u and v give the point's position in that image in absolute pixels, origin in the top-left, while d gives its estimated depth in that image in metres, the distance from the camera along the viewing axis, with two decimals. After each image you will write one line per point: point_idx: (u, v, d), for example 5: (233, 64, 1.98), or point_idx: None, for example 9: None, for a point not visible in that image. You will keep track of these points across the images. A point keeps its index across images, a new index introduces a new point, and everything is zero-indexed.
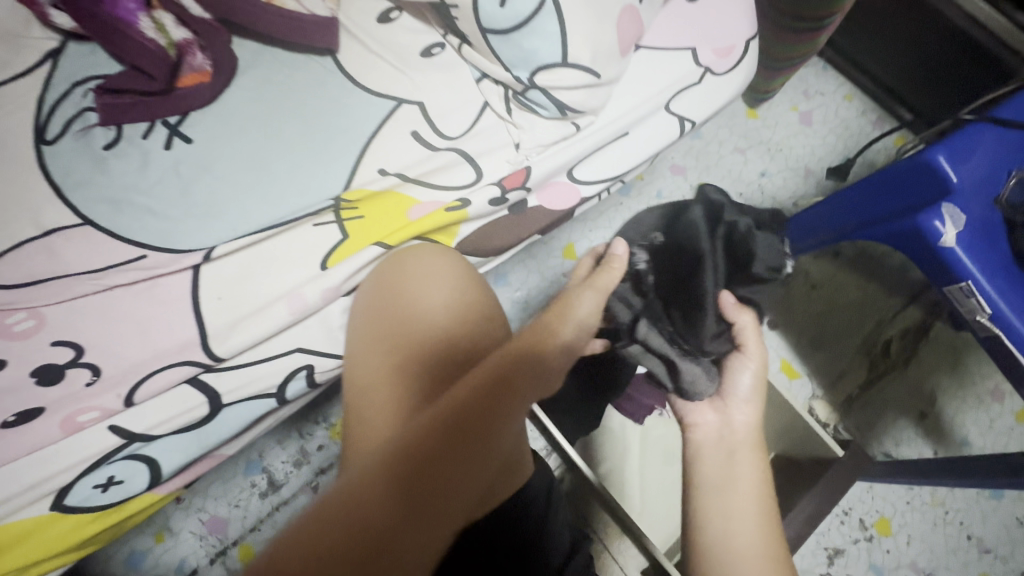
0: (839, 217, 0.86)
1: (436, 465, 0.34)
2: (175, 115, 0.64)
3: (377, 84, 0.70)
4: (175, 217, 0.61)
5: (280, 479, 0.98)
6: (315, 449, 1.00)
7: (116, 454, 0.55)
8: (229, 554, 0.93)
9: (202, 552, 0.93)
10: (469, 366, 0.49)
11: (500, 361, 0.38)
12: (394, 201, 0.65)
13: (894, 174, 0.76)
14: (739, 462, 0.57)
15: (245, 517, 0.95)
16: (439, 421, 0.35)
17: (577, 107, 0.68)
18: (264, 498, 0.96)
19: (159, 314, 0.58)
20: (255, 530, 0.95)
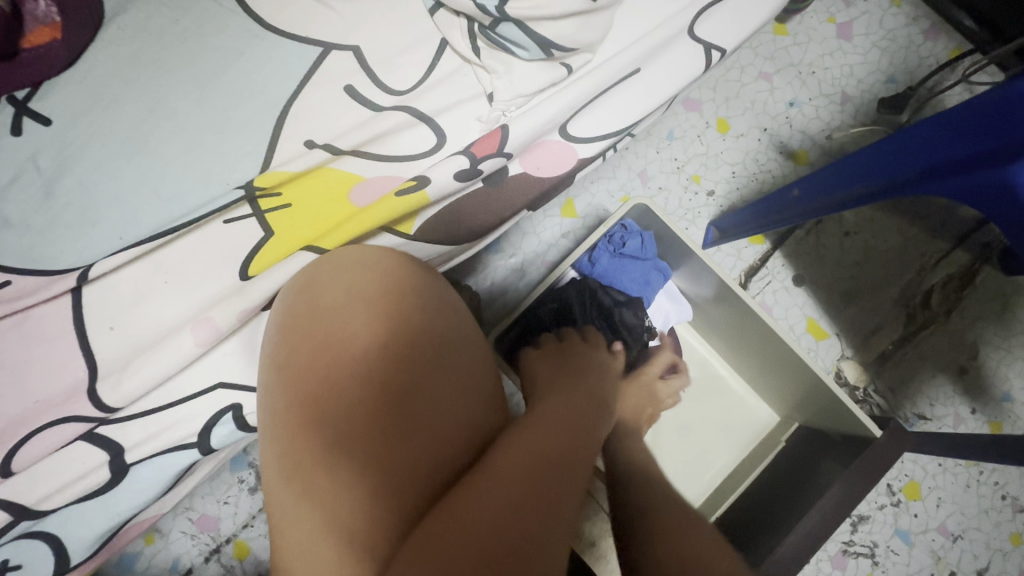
0: (886, 167, 0.59)
1: (546, 494, 0.36)
2: (22, 88, 0.48)
3: (294, 25, 0.52)
4: (38, 228, 0.47)
5: None
6: None
7: (3, 537, 0.45)
8: (224, 551, 0.86)
9: (195, 552, 0.86)
10: (465, 382, 0.44)
11: (560, 427, 0.44)
12: (330, 183, 0.51)
13: (977, 104, 0.50)
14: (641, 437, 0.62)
15: (236, 514, 0.87)
16: (532, 466, 0.38)
17: (564, 42, 0.50)
18: (254, 494, 0.87)
19: (32, 357, 0.45)
20: (249, 526, 0.87)
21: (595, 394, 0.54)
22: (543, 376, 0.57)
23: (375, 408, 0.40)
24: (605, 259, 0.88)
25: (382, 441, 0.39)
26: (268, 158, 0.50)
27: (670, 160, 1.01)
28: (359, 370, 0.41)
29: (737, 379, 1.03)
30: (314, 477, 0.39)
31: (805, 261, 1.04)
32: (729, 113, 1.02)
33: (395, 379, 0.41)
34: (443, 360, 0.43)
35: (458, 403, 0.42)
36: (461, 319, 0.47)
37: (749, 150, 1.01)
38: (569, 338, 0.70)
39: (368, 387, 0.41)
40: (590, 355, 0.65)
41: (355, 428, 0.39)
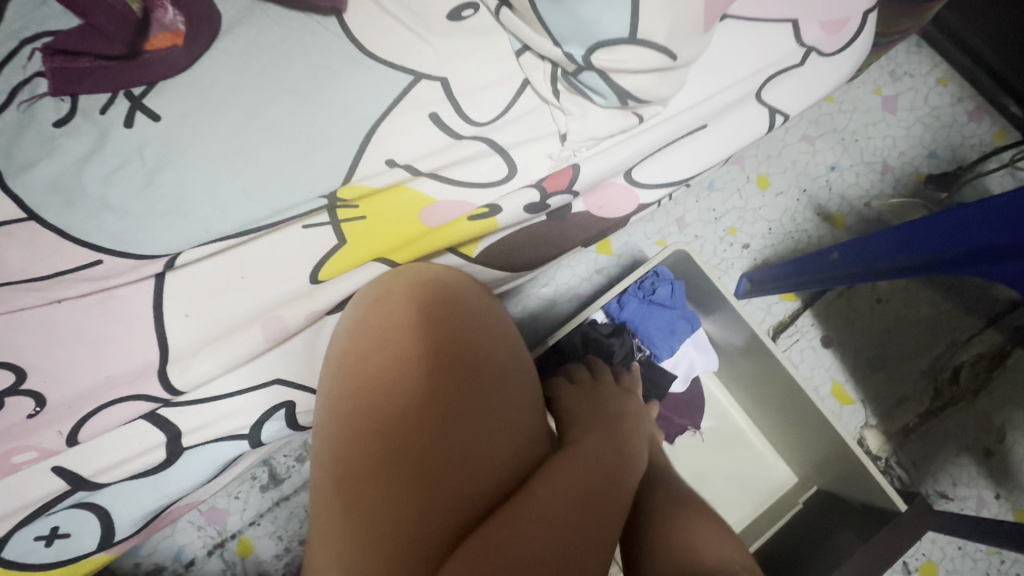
0: (935, 242, 0.59)
1: (583, 524, 0.39)
2: (139, 85, 0.52)
3: (390, 53, 0.56)
4: (135, 214, 0.50)
5: (282, 473, 0.91)
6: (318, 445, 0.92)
7: (59, 504, 0.47)
8: (228, 547, 0.88)
9: (199, 543, 0.87)
10: (509, 407, 0.46)
11: (597, 461, 0.47)
12: (404, 202, 0.53)
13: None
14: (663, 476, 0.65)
15: (244, 510, 0.89)
16: (570, 498, 0.40)
17: (641, 94, 0.53)
18: (265, 492, 0.89)
19: (112, 334, 0.48)
20: (255, 524, 0.89)
21: (631, 434, 0.57)
22: (582, 412, 0.60)
23: (428, 426, 0.42)
24: (634, 305, 0.90)
25: (431, 460, 0.41)
26: (351, 172, 0.54)
27: (708, 211, 1.03)
28: (415, 388, 0.44)
29: (757, 434, 1.01)
30: (361, 486, 0.41)
31: (835, 323, 1.04)
32: (770, 171, 1.04)
33: (450, 399, 0.44)
34: (496, 386, 0.46)
35: (507, 430, 0.45)
36: (515, 348, 0.50)
37: (787, 209, 1.03)
38: (606, 373, 0.72)
39: (424, 405, 0.43)
40: (624, 394, 0.68)
41: (405, 443, 0.42)
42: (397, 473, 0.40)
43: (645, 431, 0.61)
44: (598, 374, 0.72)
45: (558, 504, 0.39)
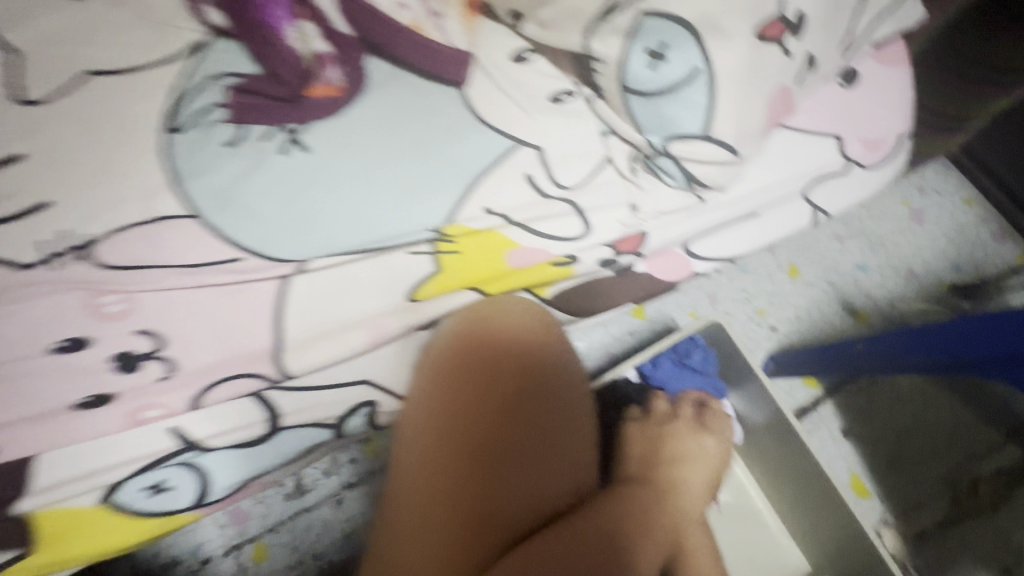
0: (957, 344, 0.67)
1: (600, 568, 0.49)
2: (296, 122, 0.63)
3: (500, 122, 0.66)
4: (274, 225, 0.60)
5: (308, 484, 0.97)
6: (346, 461, 0.98)
7: (169, 460, 0.55)
8: (244, 550, 0.93)
9: (219, 542, 0.92)
10: (562, 445, 0.55)
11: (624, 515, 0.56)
12: (496, 245, 0.64)
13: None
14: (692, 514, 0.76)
15: (266, 515, 0.94)
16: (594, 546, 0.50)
17: (706, 181, 0.63)
18: (288, 501, 0.95)
19: (241, 319, 0.57)
20: (274, 532, 0.94)
21: (666, 486, 0.65)
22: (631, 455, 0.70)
23: (501, 452, 0.52)
24: (668, 366, 0.94)
25: (493, 479, 0.51)
26: (454, 213, 0.63)
27: (740, 291, 1.11)
28: (492, 414, 0.53)
29: (772, 514, 1.03)
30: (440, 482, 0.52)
31: (855, 416, 1.08)
32: (800, 262, 1.13)
33: (523, 433, 0.53)
34: (557, 427, 0.55)
35: (563, 467, 0.55)
36: (580, 393, 0.59)
37: (815, 299, 1.11)
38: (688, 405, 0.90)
39: (500, 432, 0.53)
40: (692, 426, 0.87)
41: (479, 462, 0.52)
42: (464, 481, 0.51)
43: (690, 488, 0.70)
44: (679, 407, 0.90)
45: (589, 546, 0.50)
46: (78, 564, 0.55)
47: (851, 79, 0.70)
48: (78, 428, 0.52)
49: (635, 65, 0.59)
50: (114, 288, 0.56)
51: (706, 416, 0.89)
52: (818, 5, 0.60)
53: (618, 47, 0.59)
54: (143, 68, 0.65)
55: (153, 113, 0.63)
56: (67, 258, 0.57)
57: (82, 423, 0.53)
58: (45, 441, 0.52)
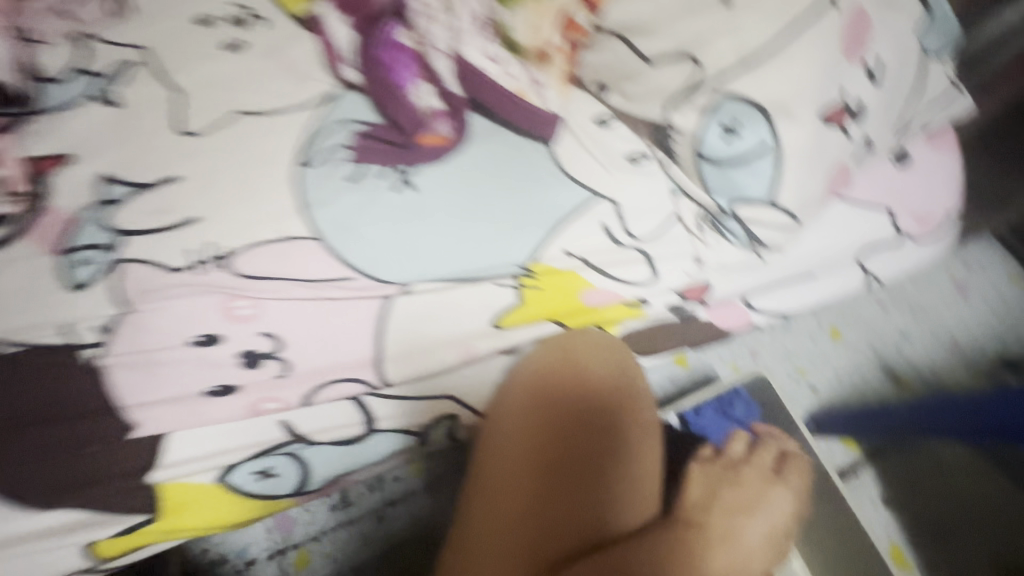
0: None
1: None
2: (408, 165, 0.73)
3: (583, 176, 0.73)
4: (383, 252, 0.68)
5: (352, 498, 1.03)
6: (391, 479, 1.04)
7: (278, 450, 0.63)
8: (287, 555, 0.99)
9: (266, 545, 0.98)
10: (618, 468, 0.59)
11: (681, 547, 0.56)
12: (573, 284, 0.72)
13: None
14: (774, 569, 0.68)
15: (312, 523, 1.00)
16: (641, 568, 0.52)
17: (769, 243, 0.71)
18: (333, 511, 1.01)
19: (350, 331, 0.65)
20: (317, 540, 1.00)
21: (732, 529, 0.63)
22: (698, 493, 0.69)
23: (560, 468, 0.58)
24: (709, 414, 0.99)
25: (551, 491, 0.57)
26: (537, 254, 0.70)
27: (782, 349, 1.14)
28: (553, 433, 0.60)
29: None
30: (505, 490, 0.59)
31: (892, 481, 1.05)
32: (842, 324, 1.16)
33: (581, 452, 0.59)
34: (612, 451, 0.60)
35: (619, 490, 0.58)
36: (647, 430, 0.64)
37: (855, 363, 1.13)
38: (763, 453, 0.83)
39: (562, 448, 0.59)
40: (765, 474, 0.77)
41: (547, 477, 0.58)
42: (525, 490, 0.58)
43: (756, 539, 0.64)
44: (754, 451, 0.83)
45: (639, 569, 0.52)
46: (192, 534, 0.64)
47: (903, 160, 0.77)
48: (210, 411, 0.61)
49: (712, 137, 0.67)
50: (245, 295, 0.66)
51: (785, 467, 0.80)
52: (877, 97, 0.68)
53: (695, 121, 0.67)
54: (284, 111, 0.77)
55: (290, 149, 0.74)
56: (209, 266, 0.67)
57: (214, 407, 0.61)
58: (182, 419, 0.61)
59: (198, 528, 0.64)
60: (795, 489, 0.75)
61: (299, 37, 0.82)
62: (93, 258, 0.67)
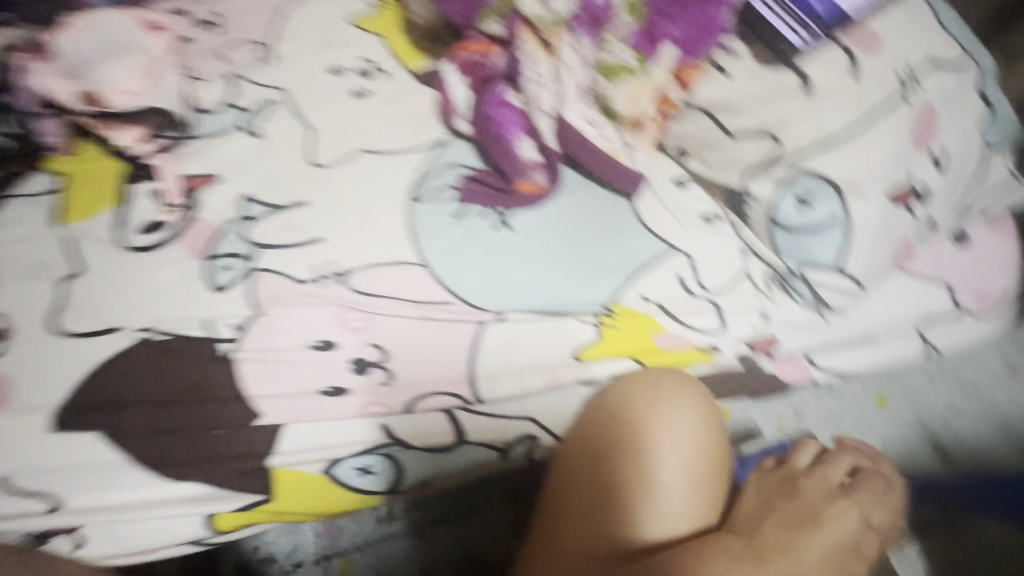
0: None
1: None
2: (506, 208, 0.82)
3: (661, 230, 0.81)
4: (481, 282, 0.77)
5: (398, 513, 1.07)
6: (436, 499, 1.09)
7: (377, 450, 0.71)
8: (333, 561, 1.04)
9: (314, 549, 1.04)
10: (644, 491, 0.62)
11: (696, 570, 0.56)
12: (647, 327, 0.78)
13: None
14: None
15: (358, 532, 1.05)
16: None
17: (833, 305, 0.77)
18: (379, 523, 1.06)
19: (447, 350, 0.73)
20: (362, 550, 1.05)
21: (769, 550, 0.60)
22: (749, 510, 0.67)
23: (591, 489, 0.64)
24: None
25: (583, 511, 0.64)
26: (617, 296, 0.77)
27: (827, 412, 1.15)
28: (587, 457, 0.65)
29: None
30: (557, 504, 0.67)
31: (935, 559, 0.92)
32: (888, 393, 1.15)
33: (608, 475, 0.63)
34: (637, 474, 0.62)
35: (642, 512, 0.61)
36: (678, 447, 0.63)
37: (901, 434, 1.11)
38: (833, 467, 0.74)
39: (592, 471, 0.64)
40: (832, 489, 0.71)
41: (583, 495, 0.64)
42: (566, 507, 0.65)
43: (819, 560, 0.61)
44: (823, 463, 0.75)
45: None
46: (296, 519, 0.73)
47: (963, 240, 0.82)
48: (323, 408, 0.70)
49: (785, 206, 0.74)
50: (359, 309, 0.75)
51: (857, 483, 0.71)
52: (942, 182, 0.75)
53: (771, 191, 0.75)
54: (400, 152, 0.88)
55: (403, 185, 0.84)
56: (329, 280, 0.76)
57: (326, 405, 0.70)
58: (299, 414, 0.69)
59: (300, 514, 0.73)
60: (866, 511, 0.69)
61: (417, 91, 0.95)
62: (233, 264, 0.78)
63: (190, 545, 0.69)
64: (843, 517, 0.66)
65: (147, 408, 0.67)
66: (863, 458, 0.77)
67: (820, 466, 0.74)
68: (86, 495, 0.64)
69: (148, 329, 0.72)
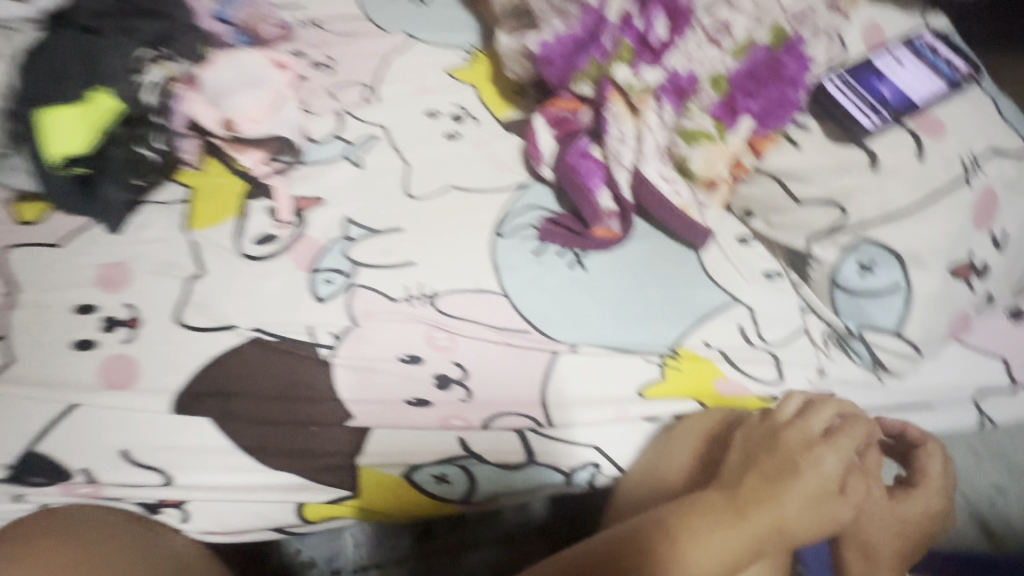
0: None
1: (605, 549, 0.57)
2: (582, 249, 0.89)
3: (726, 283, 0.87)
4: (556, 315, 0.83)
5: (436, 532, 1.10)
6: (474, 522, 1.11)
7: (453, 460, 0.76)
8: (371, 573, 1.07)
9: (353, 559, 1.08)
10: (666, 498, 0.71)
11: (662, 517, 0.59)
12: (708, 372, 0.82)
13: None
14: (803, 518, 0.59)
15: (396, 547, 1.08)
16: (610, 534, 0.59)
17: (890, 368, 0.81)
18: (418, 541, 1.08)
19: (523, 375, 0.79)
20: (400, 565, 1.08)
21: (736, 496, 0.60)
22: (733, 463, 0.64)
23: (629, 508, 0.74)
24: None
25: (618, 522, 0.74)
26: (681, 340, 0.83)
27: None
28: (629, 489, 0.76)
29: None
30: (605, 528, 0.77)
31: None
32: None
33: (640, 495, 0.74)
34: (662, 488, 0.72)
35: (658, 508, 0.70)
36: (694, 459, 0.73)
37: None
38: (818, 413, 0.68)
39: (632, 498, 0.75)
40: (811, 437, 0.65)
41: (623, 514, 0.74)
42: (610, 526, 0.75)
43: (800, 508, 0.59)
44: (810, 412, 0.68)
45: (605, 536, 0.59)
46: (374, 515, 0.77)
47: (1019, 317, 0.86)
48: (408, 417, 0.76)
49: (846, 270, 0.80)
50: (444, 330, 0.82)
51: (839, 428, 0.66)
52: (1000, 261, 0.79)
53: (834, 256, 0.81)
54: (487, 191, 0.97)
55: (489, 221, 0.93)
56: (419, 302, 0.84)
57: (411, 414, 0.76)
58: (386, 420, 0.76)
59: (378, 512, 0.77)
60: (850, 457, 0.64)
61: (504, 137, 1.05)
62: (335, 279, 0.86)
63: (273, 531, 0.75)
64: (824, 463, 0.62)
65: (254, 400, 0.75)
66: (850, 406, 0.71)
67: (808, 410, 0.69)
68: (196, 474, 0.72)
69: (258, 330, 0.80)
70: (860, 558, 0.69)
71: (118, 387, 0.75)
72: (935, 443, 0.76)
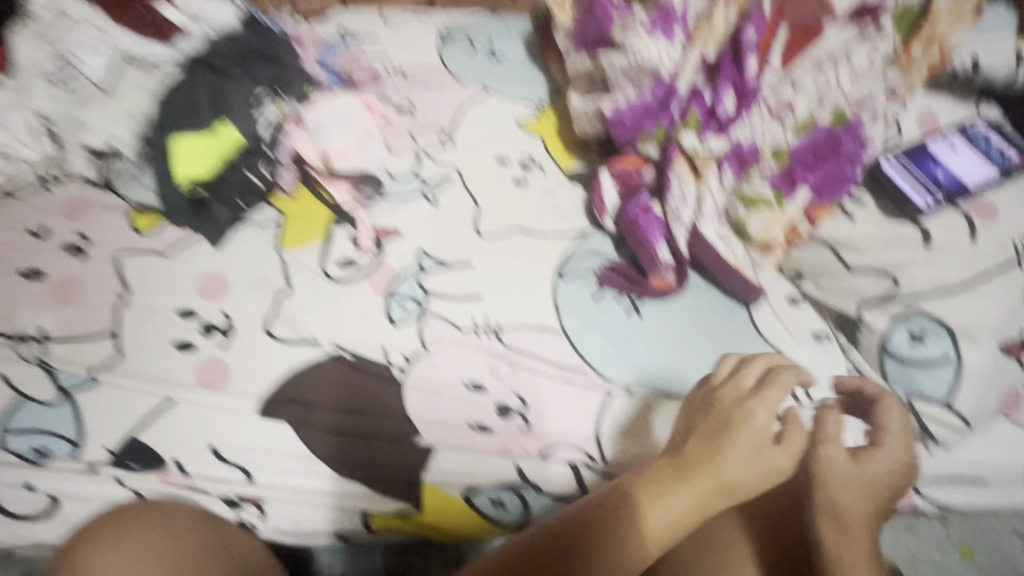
0: None
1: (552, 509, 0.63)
2: (638, 296, 0.95)
3: (778, 341, 0.89)
4: (612, 358, 0.89)
5: None
6: None
7: (511, 486, 0.80)
8: None
9: None
10: None
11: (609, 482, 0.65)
12: None
13: None
14: (743, 462, 0.64)
15: None
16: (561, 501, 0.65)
17: (941, 440, 0.80)
18: None
19: (578, 411, 0.84)
20: None
21: (675, 455, 0.66)
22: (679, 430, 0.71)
23: None
24: None
25: None
26: None
27: None
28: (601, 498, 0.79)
29: None
30: None
31: None
32: None
33: None
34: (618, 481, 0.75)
35: None
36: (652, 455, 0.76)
37: None
38: (748, 375, 0.75)
39: None
40: (744, 395, 0.72)
41: None
42: None
43: (742, 462, 0.64)
44: (741, 373, 0.76)
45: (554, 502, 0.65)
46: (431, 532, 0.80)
47: None
48: (469, 440, 0.81)
49: (897, 338, 0.83)
50: (507, 362, 0.87)
51: (769, 386, 0.73)
52: None
53: (886, 323, 0.84)
54: (551, 235, 1.04)
55: (552, 263, 1.00)
56: (485, 333, 0.91)
57: (472, 438, 0.81)
58: (449, 441, 0.81)
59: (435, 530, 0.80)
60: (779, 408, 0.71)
61: (568, 187, 1.13)
62: (408, 304, 0.94)
63: (335, 539, 0.79)
64: (755, 418, 0.68)
65: (331, 411, 0.82)
66: (781, 361, 0.79)
67: (743, 373, 0.76)
68: (274, 475, 0.78)
69: (337, 347, 0.88)
70: (831, 525, 0.64)
71: (211, 387, 0.83)
72: (890, 398, 0.79)
